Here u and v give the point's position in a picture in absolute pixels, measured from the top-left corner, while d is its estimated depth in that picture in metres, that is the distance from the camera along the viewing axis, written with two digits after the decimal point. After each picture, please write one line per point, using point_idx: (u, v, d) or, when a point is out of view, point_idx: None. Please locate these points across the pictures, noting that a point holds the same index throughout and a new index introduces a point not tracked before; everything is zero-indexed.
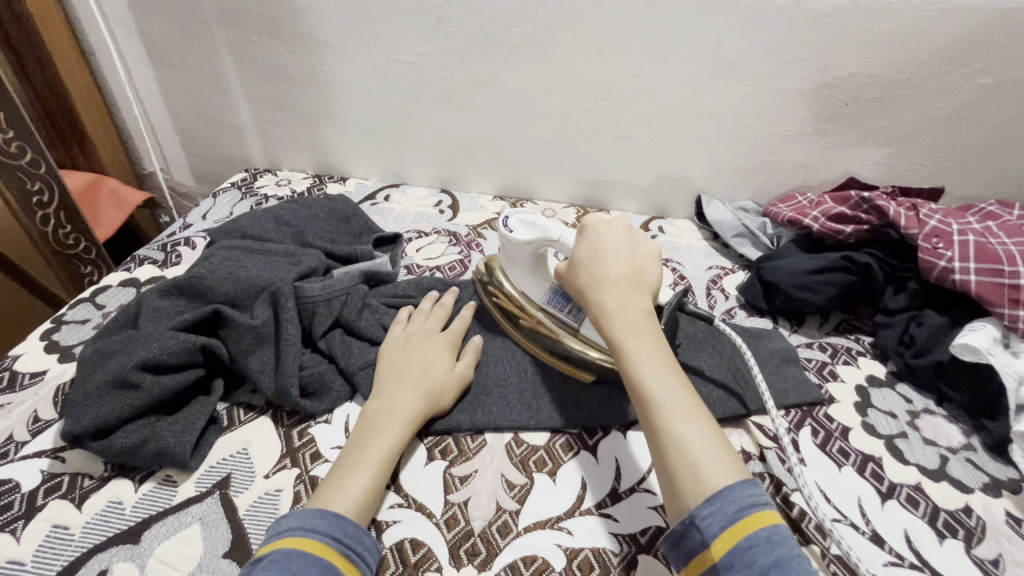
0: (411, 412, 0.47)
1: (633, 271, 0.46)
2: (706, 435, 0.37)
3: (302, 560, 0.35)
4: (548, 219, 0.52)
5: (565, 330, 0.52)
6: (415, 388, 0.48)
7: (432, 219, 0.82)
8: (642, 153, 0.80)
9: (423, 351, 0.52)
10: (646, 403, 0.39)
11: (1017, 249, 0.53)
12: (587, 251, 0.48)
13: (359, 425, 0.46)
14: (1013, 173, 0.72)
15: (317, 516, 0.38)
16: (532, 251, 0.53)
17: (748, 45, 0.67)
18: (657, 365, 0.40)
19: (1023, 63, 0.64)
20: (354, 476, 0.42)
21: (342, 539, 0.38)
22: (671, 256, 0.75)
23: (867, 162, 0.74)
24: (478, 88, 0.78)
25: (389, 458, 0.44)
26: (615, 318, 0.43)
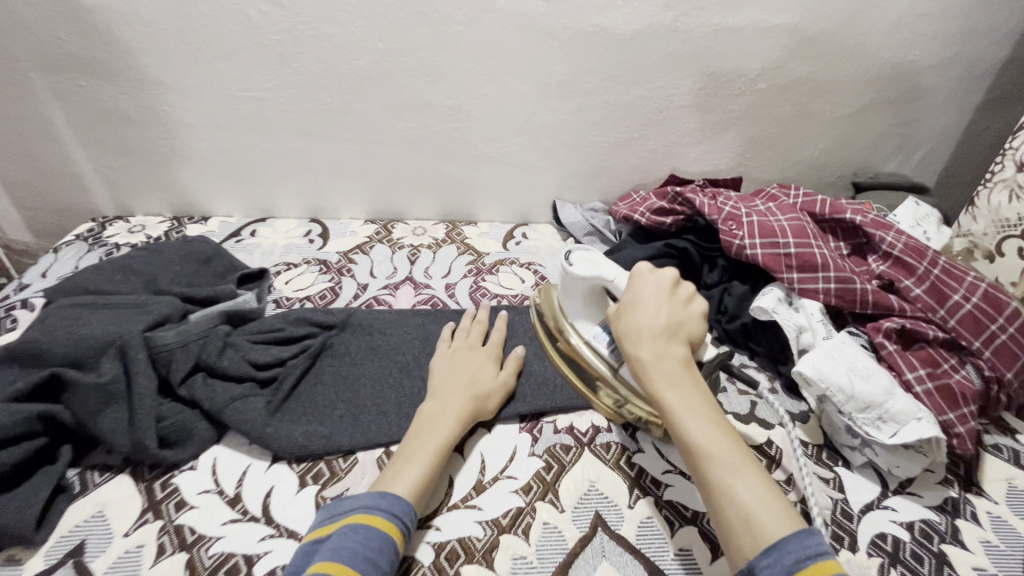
0: (462, 414, 0.52)
1: (671, 321, 0.48)
2: (757, 488, 0.39)
3: (368, 533, 0.40)
4: (608, 259, 0.55)
5: (607, 367, 0.53)
6: (463, 391, 0.54)
7: (302, 249, 0.83)
8: (498, 167, 0.86)
9: (471, 361, 0.58)
10: (695, 457, 0.41)
11: (788, 224, 0.65)
12: (626, 301, 0.50)
13: (416, 422, 0.51)
14: (794, 159, 0.87)
15: (380, 497, 0.43)
16: (586, 286, 0.54)
17: (569, 66, 0.76)
18: (703, 421, 0.42)
19: (785, 70, 0.77)
20: (411, 464, 0.46)
21: (400, 517, 0.43)
22: (533, 259, 0.82)
23: (684, 159, 0.86)
24: (332, 118, 0.80)
25: (440, 454, 0.48)
26: (656, 371, 0.45)
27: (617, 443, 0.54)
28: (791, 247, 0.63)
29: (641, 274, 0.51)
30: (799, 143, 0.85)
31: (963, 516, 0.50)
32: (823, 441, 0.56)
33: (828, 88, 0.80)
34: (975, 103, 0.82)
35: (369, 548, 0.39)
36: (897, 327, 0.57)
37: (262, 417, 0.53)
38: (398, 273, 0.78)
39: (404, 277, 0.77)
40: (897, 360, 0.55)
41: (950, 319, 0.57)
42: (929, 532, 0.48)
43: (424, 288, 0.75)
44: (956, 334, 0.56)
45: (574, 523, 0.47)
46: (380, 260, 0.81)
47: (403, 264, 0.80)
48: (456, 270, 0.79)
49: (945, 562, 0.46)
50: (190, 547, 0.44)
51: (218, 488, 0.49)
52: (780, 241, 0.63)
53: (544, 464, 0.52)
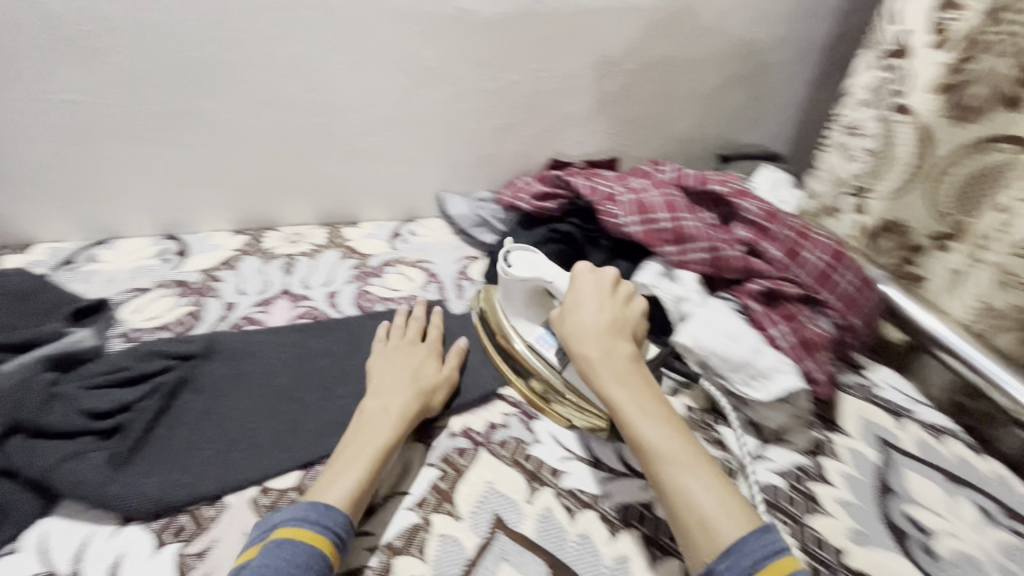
0: (406, 412, 0.50)
1: (613, 321, 0.51)
2: (708, 483, 0.41)
3: (295, 547, 0.38)
4: (547, 261, 0.55)
5: (548, 369, 0.55)
6: (408, 389, 0.51)
7: (154, 271, 0.73)
8: (375, 163, 0.81)
9: (413, 357, 0.56)
10: (646, 453, 0.43)
11: (662, 199, 0.67)
12: (570, 301, 0.52)
13: (357, 421, 0.49)
14: (666, 137, 0.91)
15: (311, 508, 0.41)
16: (526, 287, 0.55)
17: (436, 52, 0.72)
18: (652, 420, 0.44)
19: (649, 50, 0.80)
20: (349, 470, 0.44)
21: (331, 528, 0.40)
22: (422, 256, 0.78)
23: (565, 143, 0.86)
24: (172, 120, 0.70)
25: (381, 458, 0.46)
26: (604, 369, 0.47)
27: (515, 438, 0.53)
28: (666, 221, 0.65)
29: (582, 273, 0.53)
30: (669, 120, 0.89)
31: (828, 455, 0.54)
32: (708, 405, 0.59)
33: (689, 66, 0.83)
34: (812, 75, 0.90)
35: (295, 563, 0.37)
36: (761, 289, 0.61)
37: (104, 474, 0.45)
38: (271, 287, 0.71)
39: (279, 290, 0.70)
40: (763, 318, 0.60)
41: (805, 275, 0.62)
42: (801, 476, 0.52)
43: (303, 300, 0.69)
44: (811, 288, 0.61)
45: (472, 530, 0.45)
46: (249, 275, 0.73)
47: (277, 276, 0.73)
48: (339, 276, 0.73)
49: (814, 501, 0.50)
50: None
51: (50, 569, 0.41)
52: (655, 216, 0.65)
53: (439, 473, 0.49)
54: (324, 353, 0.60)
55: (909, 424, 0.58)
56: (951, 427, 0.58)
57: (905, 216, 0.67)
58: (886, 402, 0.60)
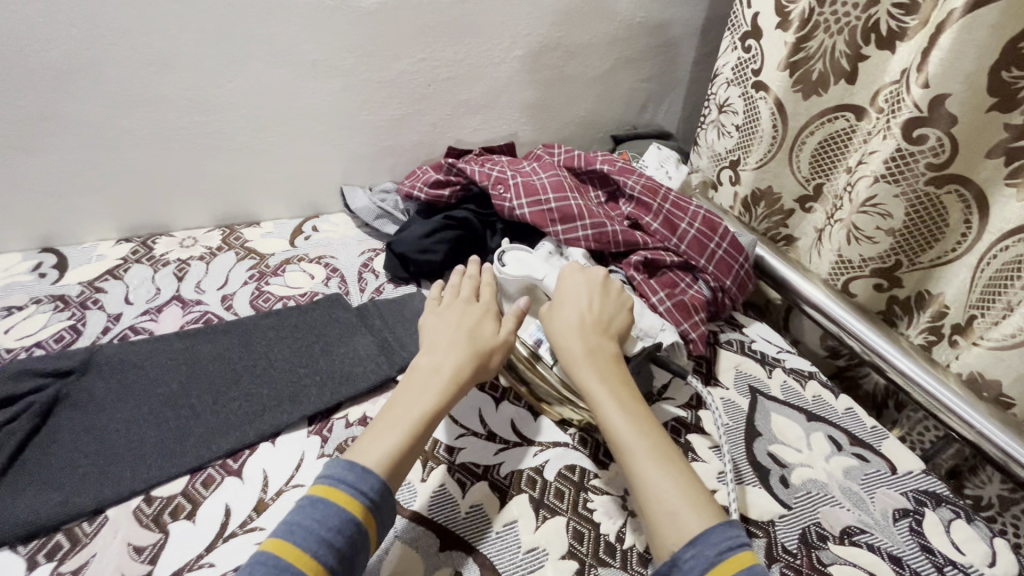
0: (459, 373, 0.49)
1: (599, 321, 0.53)
2: (679, 480, 0.43)
3: (328, 511, 0.39)
4: (537, 260, 0.60)
5: (535, 362, 0.56)
6: (463, 350, 0.51)
7: (27, 287, 0.68)
8: (269, 160, 0.79)
9: (471, 314, 0.55)
10: (621, 446, 0.45)
11: (549, 181, 0.69)
12: (558, 298, 0.55)
13: (407, 379, 0.50)
14: (563, 120, 0.94)
15: (349, 469, 0.42)
16: (521, 285, 0.59)
17: (318, 45, 0.71)
18: (631, 416, 0.47)
19: (537, 36, 0.82)
20: (386, 436, 0.45)
21: (365, 493, 0.41)
22: (324, 252, 0.78)
23: (464, 130, 0.87)
24: (33, 125, 0.65)
25: (423, 422, 0.46)
26: (587, 363, 0.50)
27: None
28: (552, 202, 0.67)
29: (571, 274, 0.57)
30: (564, 104, 0.91)
31: (704, 407, 0.59)
32: None
33: (577, 50, 0.86)
34: (693, 55, 0.95)
35: (327, 528, 0.38)
36: (642, 259, 0.65)
37: None
38: (161, 294, 0.69)
39: (169, 297, 0.68)
40: (645, 287, 0.64)
41: (681, 244, 0.67)
42: (678, 428, 0.57)
43: (195, 305, 0.67)
44: (688, 255, 0.66)
45: None
46: (137, 283, 0.70)
47: (167, 282, 0.70)
48: (235, 278, 0.72)
49: (689, 449, 0.55)
50: None
51: None
52: (543, 198, 0.68)
53: None
54: (216, 357, 0.59)
55: (776, 371, 0.64)
56: (812, 369, 0.65)
57: (771, 183, 0.72)
58: (758, 354, 0.66)
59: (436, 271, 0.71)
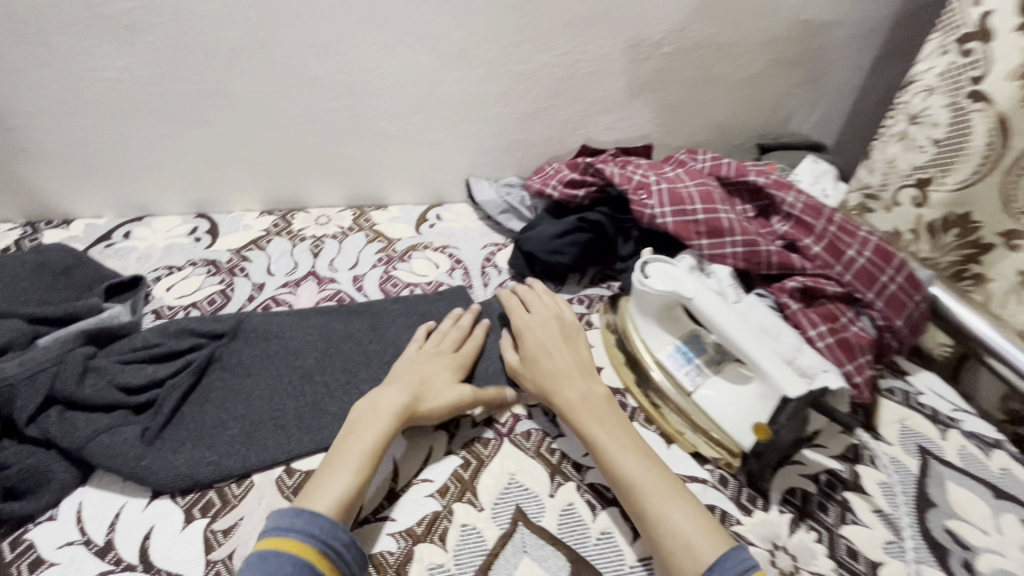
0: (401, 411, 0.48)
1: (575, 361, 0.53)
2: (687, 511, 0.42)
3: (278, 560, 0.37)
4: (686, 275, 0.55)
5: (678, 391, 0.54)
6: (406, 389, 0.49)
7: (185, 250, 0.74)
8: (403, 147, 0.80)
9: (428, 354, 0.54)
10: (632, 494, 0.44)
11: (696, 190, 0.64)
12: (530, 349, 0.54)
13: (347, 426, 0.47)
14: (703, 123, 0.87)
15: (296, 516, 0.40)
16: (663, 302, 0.55)
17: (467, 33, 0.69)
18: (630, 454, 0.46)
19: (690, 32, 0.76)
20: (335, 479, 0.43)
21: (319, 537, 0.39)
22: (448, 242, 0.78)
23: (598, 128, 0.83)
24: (205, 100, 0.69)
25: (370, 460, 0.44)
26: (581, 408, 0.49)
27: (538, 431, 0.52)
28: (699, 213, 0.63)
29: (530, 321, 0.56)
30: (706, 106, 0.85)
31: (863, 462, 0.52)
32: None
33: (731, 49, 0.79)
34: (864, 59, 0.84)
35: None
36: (799, 287, 0.59)
37: (136, 449, 0.46)
38: (299, 268, 0.71)
39: (306, 272, 0.71)
40: (801, 318, 0.57)
41: (846, 274, 0.59)
42: (833, 482, 0.50)
43: (329, 283, 0.69)
44: (852, 287, 0.59)
45: (493, 521, 0.45)
46: (277, 256, 0.73)
47: (304, 257, 0.73)
48: (364, 260, 0.73)
49: (848, 509, 0.48)
50: None
51: (85, 538, 0.43)
52: (688, 208, 0.63)
53: (461, 462, 0.49)
54: (348, 336, 0.60)
55: (952, 433, 0.55)
56: (998, 437, 0.55)
57: (972, 209, 0.61)
58: (929, 410, 0.57)
59: (564, 272, 0.69)
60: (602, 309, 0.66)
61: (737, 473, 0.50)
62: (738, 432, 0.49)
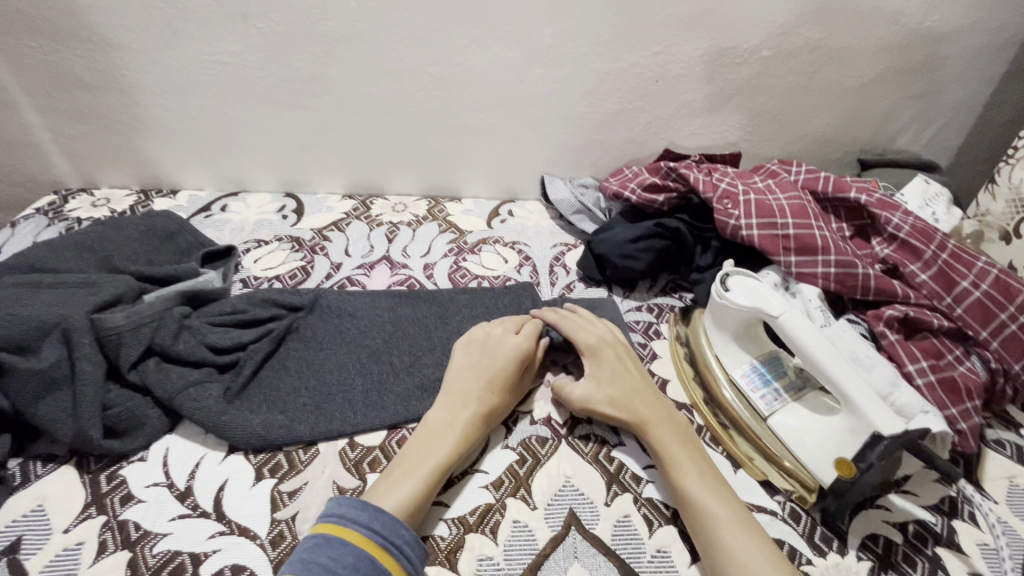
0: (470, 428, 0.47)
1: (649, 383, 0.52)
2: (762, 546, 0.40)
3: (341, 549, 0.37)
4: (772, 292, 0.51)
5: (751, 412, 0.50)
6: (478, 401, 0.48)
7: (274, 226, 0.78)
8: (483, 141, 0.80)
9: (492, 359, 0.51)
10: (699, 517, 0.42)
11: (788, 203, 0.61)
12: (606, 367, 0.51)
13: (418, 432, 0.47)
14: (797, 134, 0.82)
15: (361, 508, 0.40)
16: (743, 318, 0.52)
17: (558, 30, 0.69)
18: (706, 480, 0.44)
19: (793, 37, 0.72)
20: (405, 480, 0.43)
21: (381, 532, 0.39)
22: (518, 238, 0.78)
23: (682, 133, 0.80)
24: (304, 85, 0.73)
25: (440, 471, 0.44)
26: (659, 428, 0.47)
27: (597, 436, 0.51)
28: (790, 227, 0.59)
29: (606, 339, 0.54)
30: (802, 116, 0.80)
31: (960, 517, 0.47)
32: None
33: (837, 55, 0.74)
34: (992, 73, 0.76)
35: (342, 566, 0.36)
36: (898, 315, 0.54)
37: (218, 404, 0.49)
38: (374, 252, 0.74)
39: (380, 256, 0.73)
40: (899, 351, 0.52)
41: (956, 307, 0.54)
42: (922, 534, 0.45)
43: (402, 268, 0.71)
44: (962, 323, 0.53)
45: (546, 521, 0.44)
46: (355, 238, 0.76)
47: (379, 242, 0.76)
48: (436, 249, 0.75)
49: (940, 567, 0.43)
50: (136, 545, 0.41)
51: (168, 482, 0.46)
52: (778, 221, 0.59)
53: (517, 457, 0.49)
54: (416, 320, 0.61)
55: None
56: None
57: None
58: None
59: (635, 278, 0.67)
60: (673, 320, 0.64)
61: (810, 509, 0.47)
62: (817, 463, 0.45)
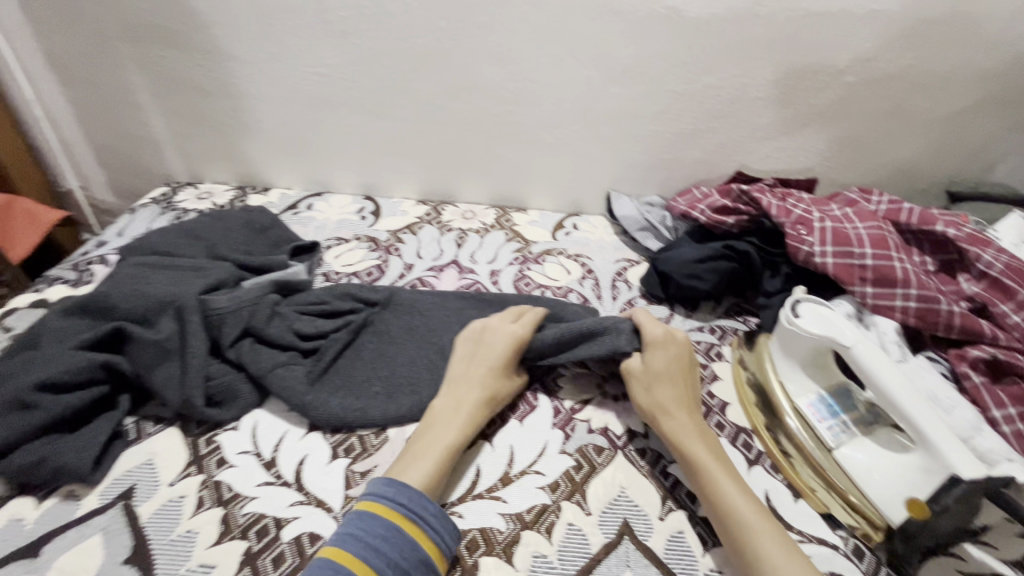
0: (476, 412, 0.50)
1: (689, 393, 0.52)
2: (804, 566, 0.40)
3: (371, 522, 0.41)
4: (846, 322, 0.50)
5: (816, 442, 0.50)
6: (484, 386, 0.52)
7: (353, 226, 0.84)
8: (554, 155, 0.83)
9: (492, 346, 0.54)
10: (739, 532, 0.42)
11: (867, 233, 0.59)
12: (653, 371, 0.52)
13: (429, 417, 0.50)
14: (880, 161, 0.79)
15: (390, 484, 0.44)
16: (813, 345, 0.52)
17: (635, 51, 0.71)
18: (745, 495, 0.44)
19: (880, 63, 0.70)
20: (422, 458, 0.46)
21: (408, 505, 0.42)
22: (582, 251, 0.79)
23: (756, 156, 0.80)
24: (390, 97, 0.79)
25: (453, 450, 0.48)
26: (696, 440, 0.48)
27: (653, 450, 0.52)
28: (867, 257, 0.57)
29: (656, 340, 0.54)
30: (886, 144, 0.77)
31: None
32: None
33: (927, 82, 0.71)
34: None
35: (373, 536, 0.41)
36: (985, 357, 0.51)
37: (302, 384, 0.54)
38: (444, 256, 0.78)
39: (449, 260, 0.77)
40: (983, 395, 0.50)
41: None
42: None
43: (469, 273, 0.75)
44: None
45: (599, 528, 0.46)
46: (427, 241, 0.81)
47: (449, 246, 0.80)
48: (502, 257, 0.78)
49: None
50: (228, 504, 0.46)
51: (256, 451, 0.50)
52: (855, 250, 0.58)
53: (574, 463, 0.50)
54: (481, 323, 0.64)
55: None
56: None
57: None
58: None
59: (698, 298, 0.67)
60: (735, 343, 0.63)
61: (876, 547, 0.45)
62: (886, 502, 0.44)
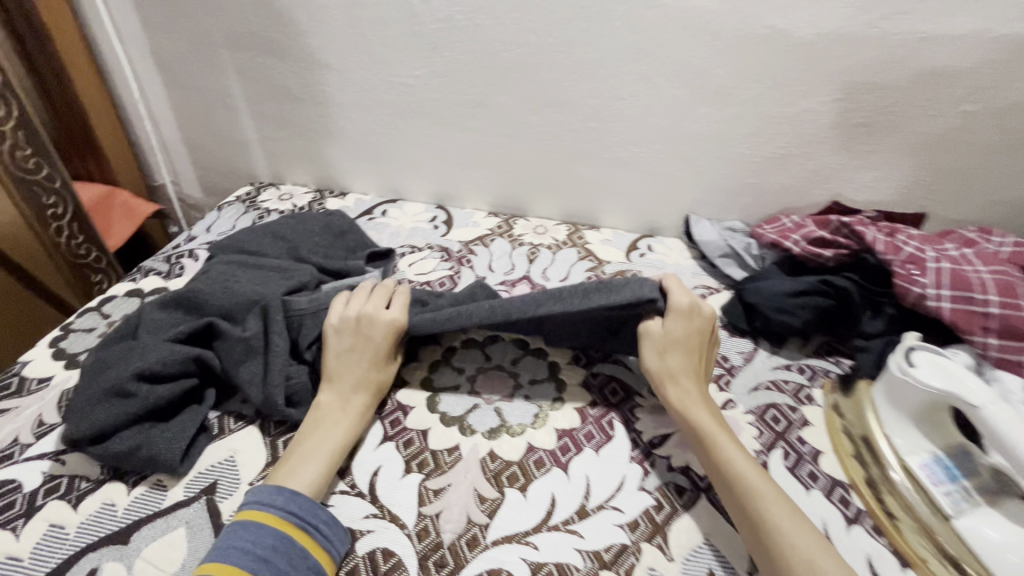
0: (363, 410, 0.51)
1: (698, 363, 0.54)
2: (812, 533, 0.40)
3: (259, 532, 0.41)
4: (974, 377, 0.46)
5: (930, 509, 0.46)
6: (366, 380, 0.52)
7: (426, 235, 0.85)
8: (632, 174, 0.81)
9: (370, 337, 0.54)
10: (748, 497, 0.43)
11: (991, 277, 0.54)
12: (668, 338, 0.53)
13: (312, 417, 0.50)
14: (997, 198, 0.72)
15: (276, 492, 0.44)
16: (931, 399, 0.48)
17: (730, 71, 0.68)
18: (749, 461, 0.45)
19: (1007, 92, 0.64)
20: (306, 463, 0.46)
21: (297, 513, 0.43)
22: (657, 274, 0.76)
23: (854, 185, 0.74)
24: (472, 110, 0.79)
25: (340, 449, 0.48)
26: (701, 408, 0.50)
27: None
28: (992, 305, 0.52)
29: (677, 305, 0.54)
30: (1006, 179, 0.70)
31: None
32: None
33: None
34: None
35: (261, 547, 0.40)
36: None
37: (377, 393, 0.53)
38: (515, 270, 0.77)
39: (521, 275, 0.76)
40: None
41: None
42: None
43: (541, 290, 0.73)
44: None
45: None
46: (498, 255, 0.80)
47: (520, 261, 0.79)
48: (575, 275, 0.76)
49: None
50: None
51: None
52: (977, 296, 0.53)
53: (654, 502, 0.48)
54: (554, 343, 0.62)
55: None
56: None
57: None
58: None
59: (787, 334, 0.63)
60: (827, 386, 0.59)
61: None
62: None
